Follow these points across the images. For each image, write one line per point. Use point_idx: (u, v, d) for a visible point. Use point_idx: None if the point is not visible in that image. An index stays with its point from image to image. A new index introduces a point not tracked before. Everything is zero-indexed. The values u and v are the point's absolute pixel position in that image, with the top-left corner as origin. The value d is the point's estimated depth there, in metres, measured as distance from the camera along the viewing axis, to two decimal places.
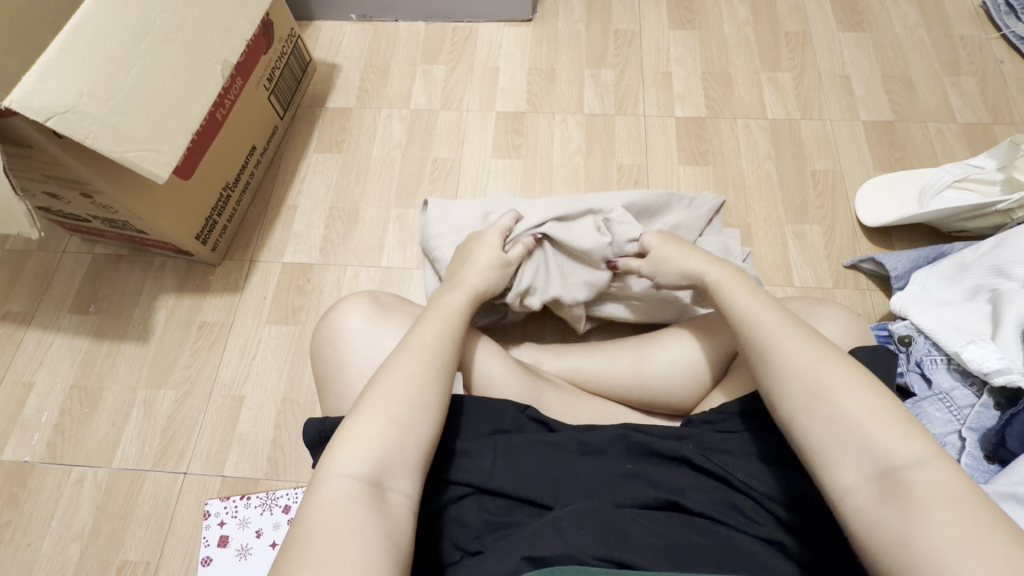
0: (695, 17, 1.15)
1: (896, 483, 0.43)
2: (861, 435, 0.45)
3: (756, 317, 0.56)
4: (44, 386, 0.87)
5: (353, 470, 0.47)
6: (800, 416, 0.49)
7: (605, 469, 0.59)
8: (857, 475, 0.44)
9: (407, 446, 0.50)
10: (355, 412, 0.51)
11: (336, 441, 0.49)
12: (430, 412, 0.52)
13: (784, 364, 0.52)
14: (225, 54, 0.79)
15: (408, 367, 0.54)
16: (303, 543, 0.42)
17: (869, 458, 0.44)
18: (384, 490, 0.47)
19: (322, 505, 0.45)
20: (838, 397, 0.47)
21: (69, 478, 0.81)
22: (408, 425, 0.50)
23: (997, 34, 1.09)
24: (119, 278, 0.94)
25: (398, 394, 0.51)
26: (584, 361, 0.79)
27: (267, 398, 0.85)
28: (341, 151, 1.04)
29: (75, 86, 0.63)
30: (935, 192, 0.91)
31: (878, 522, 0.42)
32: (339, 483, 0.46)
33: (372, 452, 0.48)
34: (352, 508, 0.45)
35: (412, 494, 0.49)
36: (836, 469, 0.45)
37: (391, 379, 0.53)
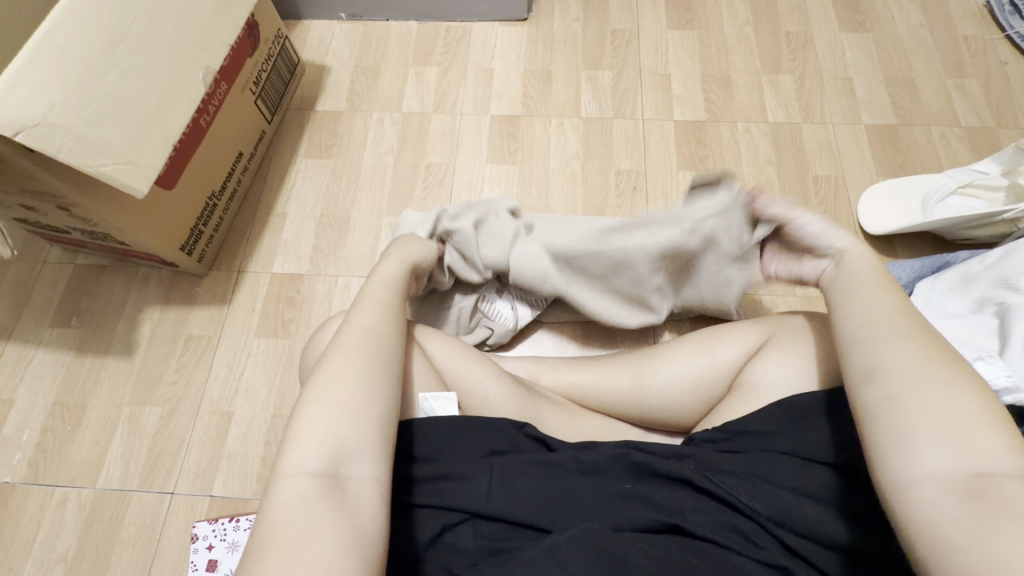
0: (694, 16, 1.12)
1: (981, 486, 0.41)
2: (963, 425, 0.43)
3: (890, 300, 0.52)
4: (25, 403, 0.84)
5: (308, 465, 0.45)
6: (888, 403, 0.46)
7: (605, 488, 0.57)
8: (944, 463, 0.42)
9: (360, 432, 0.47)
10: (301, 409, 0.48)
11: (287, 440, 0.47)
12: (382, 393, 0.50)
13: (893, 345, 0.48)
14: (207, 59, 0.76)
15: (348, 351, 0.52)
16: (262, 550, 0.40)
17: (973, 451, 0.42)
18: (343, 481, 0.45)
19: (280, 509, 0.43)
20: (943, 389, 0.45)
21: (51, 499, 0.78)
22: (359, 410, 0.48)
23: (1002, 34, 1.06)
24: (102, 289, 0.91)
25: (344, 381, 0.49)
26: (582, 376, 0.77)
27: (257, 414, 0.82)
28: (332, 157, 1.01)
29: (46, 97, 0.59)
30: (939, 198, 0.89)
31: (950, 513, 0.40)
32: (295, 482, 0.44)
33: (324, 443, 0.46)
34: (309, 507, 0.42)
35: (375, 479, 0.46)
36: (919, 453, 0.43)
37: (335, 368, 0.50)
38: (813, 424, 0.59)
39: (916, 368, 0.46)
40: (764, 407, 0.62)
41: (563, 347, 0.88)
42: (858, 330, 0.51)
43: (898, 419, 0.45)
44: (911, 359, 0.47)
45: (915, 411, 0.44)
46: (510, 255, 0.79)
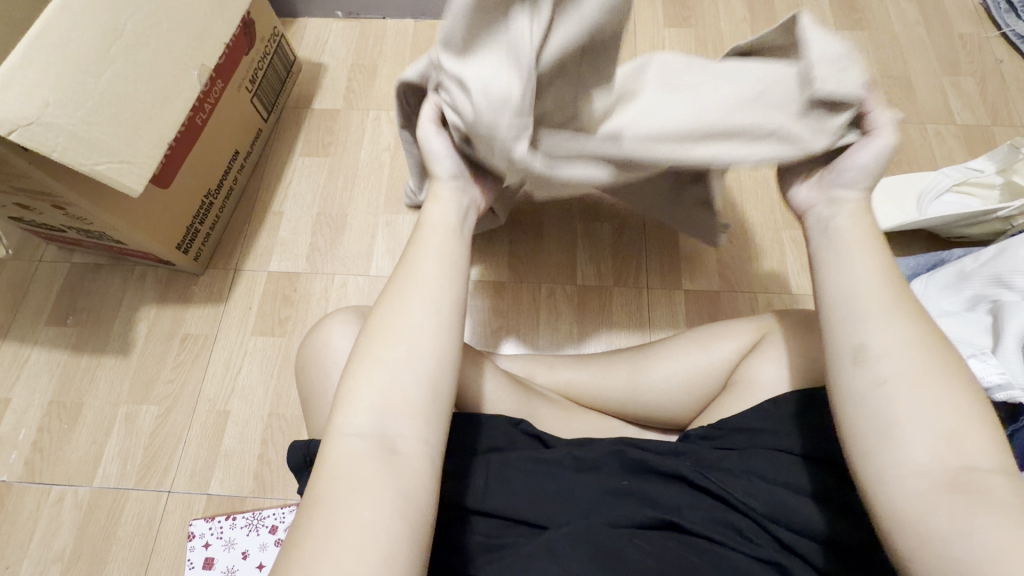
0: (690, 14, 1.12)
1: (965, 482, 0.41)
2: (950, 422, 0.43)
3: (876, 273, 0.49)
4: (21, 402, 0.84)
5: (356, 427, 0.44)
6: (875, 393, 0.45)
7: (599, 485, 0.57)
8: (929, 460, 0.42)
9: (412, 390, 0.45)
10: (353, 365, 0.46)
11: (338, 398, 0.46)
12: (429, 346, 0.47)
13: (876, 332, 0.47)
14: (202, 58, 0.76)
15: (399, 301, 0.48)
16: (311, 516, 0.41)
17: (956, 447, 0.42)
18: (392, 442, 0.43)
19: (329, 469, 0.43)
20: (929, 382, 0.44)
21: (48, 498, 0.78)
22: (404, 370, 0.45)
23: (997, 32, 1.07)
24: (99, 288, 0.91)
25: (396, 338, 0.47)
26: (578, 374, 0.77)
27: (253, 413, 0.82)
28: (328, 155, 1.01)
29: (40, 96, 0.59)
30: (934, 197, 0.89)
31: (933, 509, 0.41)
32: (344, 442, 0.43)
33: (371, 405, 0.44)
34: (356, 470, 0.42)
35: (425, 440, 0.45)
36: (901, 448, 0.43)
37: (385, 322, 0.47)
38: (812, 420, 0.59)
39: (902, 360, 0.45)
40: (757, 405, 0.63)
41: (558, 346, 0.88)
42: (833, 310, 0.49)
43: (884, 410, 0.44)
44: (896, 344, 0.46)
45: (902, 403, 0.44)
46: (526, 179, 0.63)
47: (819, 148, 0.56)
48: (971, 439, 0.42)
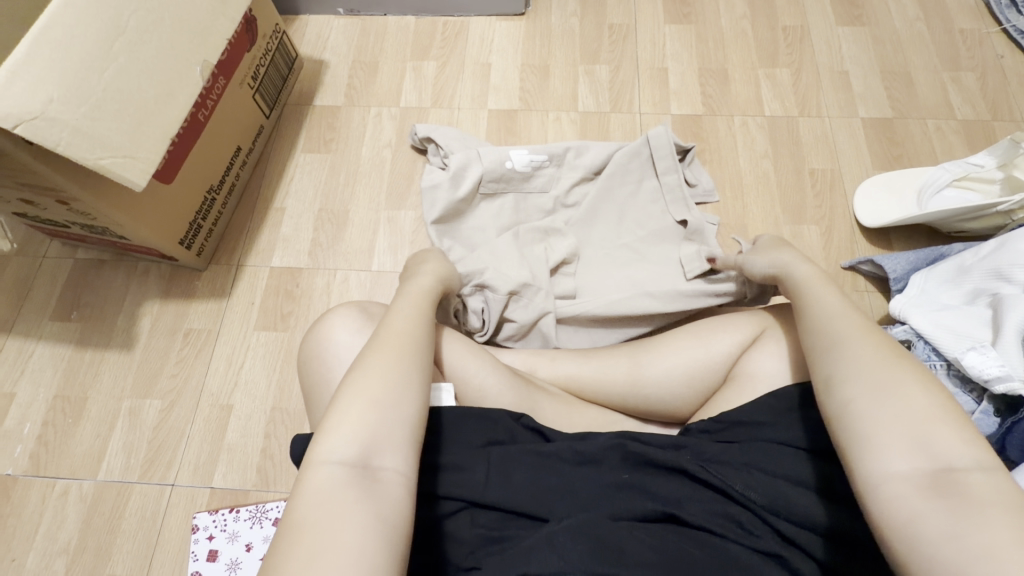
0: (691, 10, 1.12)
1: (950, 481, 0.42)
2: (926, 426, 0.44)
3: (837, 310, 0.55)
4: (25, 397, 0.85)
5: (340, 454, 0.46)
6: (846, 412, 0.47)
7: (599, 479, 0.58)
8: (911, 463, 0.43)
9: (394, 425, 0.48)
10: (337, 399, 0.49)
11: (321, 428, 0.48)
12: (414, 388, 0.51)
13: (852, 356, 0.50)
14: (204, 53, 0.77)
15: (388, 347, 0.53)
16: (295, 534, 0.41)
17: (927, 447, 0.44)
18: (374, 471, 0.45)
19: (311, 494, 0.44)
20: (902, 390, 0.46)
21: (53, 491, 0.79)
22: (391, 405, 0.48)
23: (997, 27, 1.07)
24: (102, 283, 0.92)
25: (381, 374, 0.50)
26: (579, 367, 0.78)
27: (256, 406, 0.83)
28: (330, 151, 1.01)
29: (44, 91, 0.60)
30: (934, 191, 0.89)
31: (922, 510, 0.41)
32: (327, 470, 0.45)
33: (356, 435, 0.46)
34: (339, 494, 0.43)
35: (405, 472, 0.47)
36: (882, 457, 0.44)
37: (369, 362, 0.51)
38: (809, 413, 0.60)
39: (870, 378, 0.48)
40: (758, 399, 0.63)
41: None
42: (815, 343, 0.54)
43: (864, 425, 0.46)
44: (865, 363, 0.49)
45: (876, 415, 0.46)
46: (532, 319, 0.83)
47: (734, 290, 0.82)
48: (946, 435, 0.44)
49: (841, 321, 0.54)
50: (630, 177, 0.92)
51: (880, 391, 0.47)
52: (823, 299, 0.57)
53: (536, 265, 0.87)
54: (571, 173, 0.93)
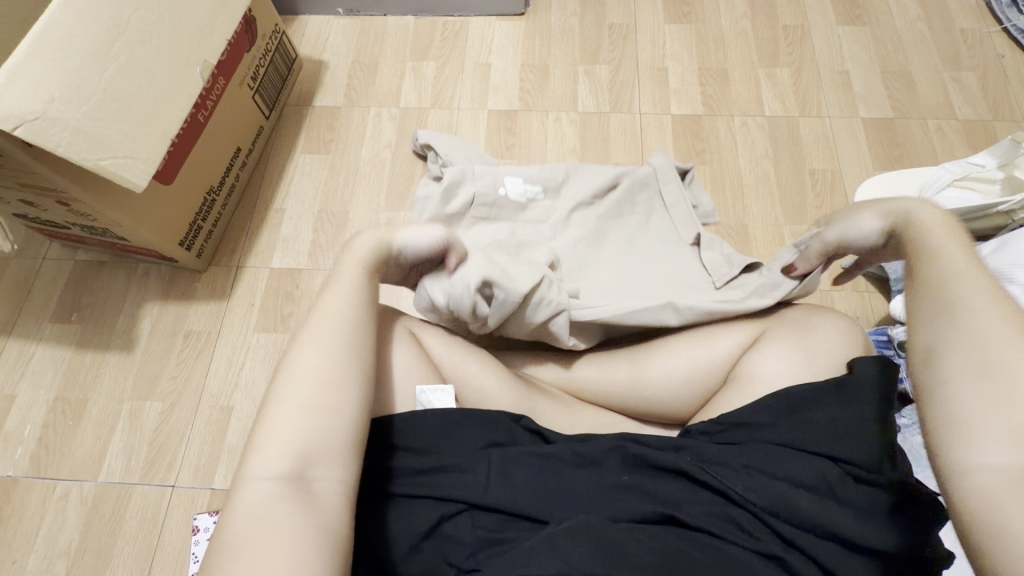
0: (691, 10, 1.12)
1: None
2: None
3: (966, 268, 0.50)
4: (26, 399, 0.85)
5: (271, 470, 0.46)
6: (944, 395, 0.45)
7: (599, 480, 0.58)
8: (1006, 452, 0.42)
9: (325, 432, 0.48)
10: (266, 412, 0.49)
11: (253, 443, 0.48)
12: (347, 391, 0.50)
13: (966, 326, 0.47)
14: (204, 54, 0.76)
15: (318, 348, 0.51)
16: (227, 555, 0.42)
17: None
18: (308, 483, 0.46)
19: (244, 510, 0.44)
20: (1013, 373, 0.43)
21: (54, 493, 0.79)
22: (325, 413, 0.48)
23: (998, 27, 1.07)
24: (102, 285, 0.92)
25: (310, 381, 0.49)
26: (579, 369, 0.78)
27: (257, 408, 0.83)
28: (330, 152, 1.01)
29: (44, 91, 0.60)
30: (935, 191, 0.89)
31: (1006, 500, 0.41)
32: (260, 485, 0.45)
33: (285, 448, 0.46)
34: (271, 509, 0.44)
35: (342, 479, 0.48)
36: (977, 441, 0.43)
37: (297, 370, 0.50)
38: (811, 414, 0.60)
39: (977, 356, 0.45)
40: (758, 401, 0.63)
41: None
42: (927, 305, 0.50)
43: (960, 406, 0.44)
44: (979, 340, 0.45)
45: (977, 398, 0.44)
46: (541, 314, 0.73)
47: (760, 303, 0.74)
48: None
49: (965, 281, 0.49)
50: (638, 208, 0.88)
51: (986, 372, 0.44)
52: (947, 254, 0.51)
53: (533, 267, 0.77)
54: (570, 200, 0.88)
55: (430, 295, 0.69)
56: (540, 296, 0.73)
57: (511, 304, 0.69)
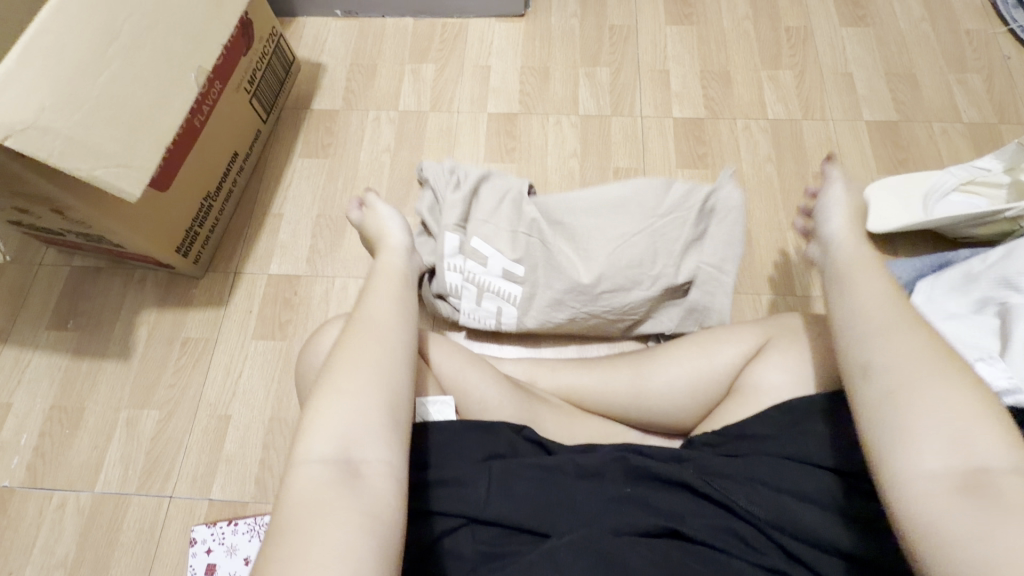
0: (693, 11, 1.11)
1: (983, 483, 0.40)
2: (960, 425, 0.41)
3: (880, 299, 0.50)
4: (22, 407, 0.84)
5: (321, 453, 0.46)
6: (884, 405, 0.44)
7: (602, 492, 0.57)
8: (941, 463, 0.41)
9: (370, 415, 0.48)
10: (314, 399, 0.49)
11: (301, 430, 0.48)
12: (391, 374, 0.51)
13: (884, 346, 0.47)
14: (200, 59, 0.75)
15: (365, 335, 0.53)
16: (277, 537, 0.42)
17: (964, 448, 0.41)
18: (357, 466, 0.46)
19: (296, 495, 0.44)
20: (934, 389, 0.43)
21: (50, 503, 0.78)
22: (368, 396, 0.48)
23: (1004, 27, 1.05)
24: (98, 291, 0.91)
25: (355, 367, 0.50)
26: (580, 378, 0.77)
27: (255, 417, 0.82)
28: (328, 156, 1.00)
29: (36, 99, 0.59)
30: (940, 196, 0.88)
31: (949, 510, 0.39)
32: (310, 470, 0.45)
33: (333, 432, 0.47)
34: (321, 493, 0.44)
35: (390, 462, 0.47)
36: (915, 454, 0.42)
37: (346, 359, 0.51)
38: (817, 424, 0.59)
39: (902, 373, 0.45)
40: (762, 412, 0.62)
41: (561, 350, 0.87)
42: (852, 332, 0.49)
43: (897, 420, 0.43)
44: (909, 354, 0.46)
45: (912, 412, 0.43)
46: (496, 195, 0.89)
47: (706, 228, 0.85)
48: (985, 438, 0.41)
49: (879, 312, 0.49)
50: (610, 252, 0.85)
51: (914, 385, 0.44)
52: (864, 286, 0.52)
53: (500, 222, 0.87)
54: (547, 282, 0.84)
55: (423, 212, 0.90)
56: (486, 188, 0.89)
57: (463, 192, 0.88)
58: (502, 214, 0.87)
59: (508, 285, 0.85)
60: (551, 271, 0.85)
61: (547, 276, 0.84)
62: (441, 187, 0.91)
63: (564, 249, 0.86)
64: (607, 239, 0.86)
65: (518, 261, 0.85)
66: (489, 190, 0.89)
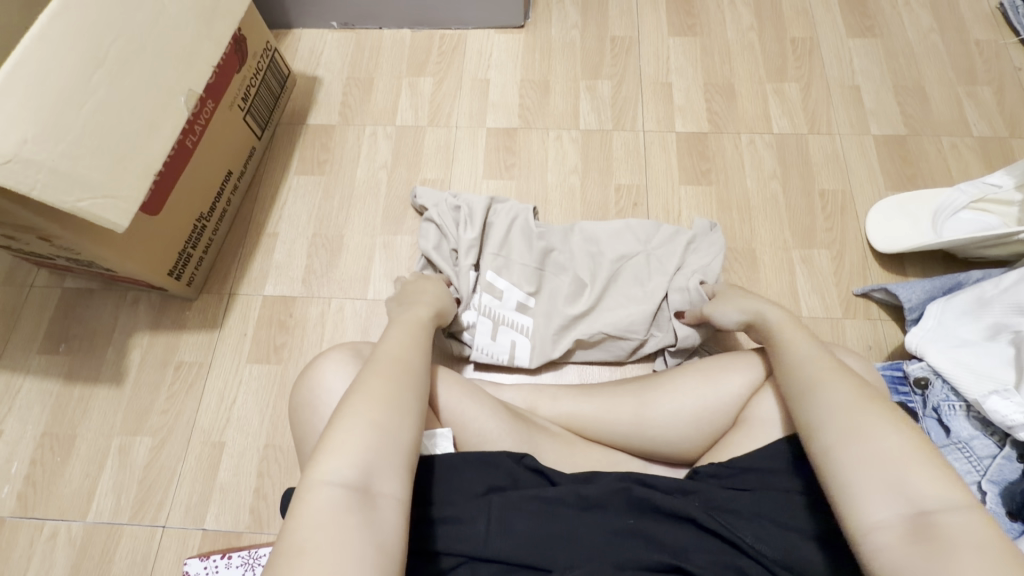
0: (696, 22, 1.09)
1: (928, 525, 0.41)
2: (900, 467, 0.43)
3: (809, 356, 0.54)
4: (12, 435, 0.82)
5: (340, 475, 0.43)
6: (827, 456, 0.46)
7: (605, 526, 0.54)
8: (890, 509, 0.42)
9: (390, 446, 0.46)
10: (337, 418, 0.47)
11: (320, 447, 0.45)
12: (412, 409, 0.50)
13: (821, 398, 0.50)
14: (190, 82, 0.74)
15: (387, 369, 0.52)
16: (292, 559, 0.39)
17: (906, 491, 0.42)
18: (372, 496, 0.44)
19: (311, 516, 0.41)
20: (871, 435, 0.45)
21: (41, 534, 0.77)
22: (388, 429, 0.47)
23: (1015, 38, 1.03)
24: (90, 314, 0.89)
25: (380, 395, 0.49)
26: (581, 406, 0.75)
27: (249, 444, 0.81)
28: (324, 173, 0.98)
29: (18, 131, 0.57)
30: (950, 214, 0.86)
31: (904, 555, 0.40)
32: (327, 491, 0.43)
33: (356, 456, 0.44)
34: (339, 518, 0.41)
35: (402, 495, 0.45)
36: (864, 500, 0.43)
37: (366, 386, 0.49)
38: None
39: (840, 423, 0.47)
40: (769, 445, 0.60)
41: (561, 375, 0.84)
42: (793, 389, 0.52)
43: (842, 468, 0.45)
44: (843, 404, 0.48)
45: (856, 459, 0.45)
46: (505, 222, 0.87)
47: (715, 249, 0.84)
48: (919, 477, 0.42)
49: (808, 368, 0.53)
50: (623, 283, 0.84)
51: (852, 434, 0.46)
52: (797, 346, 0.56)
53: (505, 253, 0.86)
54: (557, 311, 0.83)
55: (426, 246, 0.86)
56: (493, 220, 0.88)
57: (472, 224, 0.86)
58: (515, 242, 0.86)
59: (522, 316, 0.84)
60: (560, 301, 0.84)
61: (559, 303, 0.84)
62: (444, 221, 0.88)
63: (575, 275, 0.85)
64: (615, 268, 0.85)
65: (532, 290, 0.84)
66: (496, 220, 0.88)
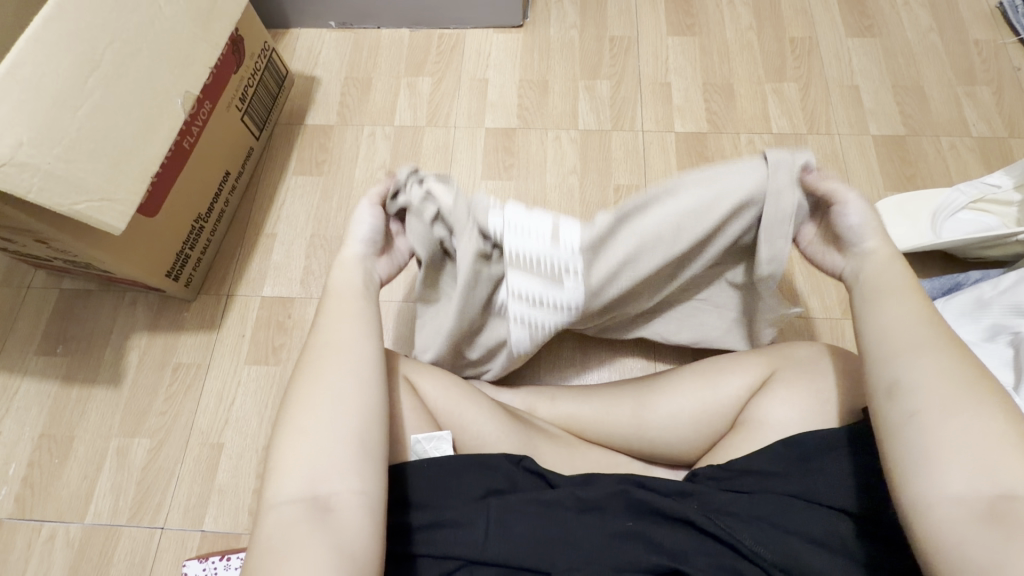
0: (695, 22, 1.08)
1: (1009, 511, 0.39)
2: (991, 451, 0.41)
3: (909, 320, 0.48)
4: (10, 436, 0.82)
5: (288, 494, 0.44)
6: (906, 426, 0.44)
7: (605, 528, 0.54)
8: (969, 489, 0.40)
9: (335, 449, 0.46)
10: (276, 435, 0.47)
11: (268, 471, 0.46)
12: (352, 401, 0.48)
13: (910, 365, 0.46)
14: (186, 84, 0.73)
15: (322, 365, 0.50)
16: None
17: (993, 475, 0.40)
18: (326, 502, 0.44)
19: (267, 538, 0.43)
20: (962, 413, 0.42)
21: (39, 535, 0.77)
22: (330, 434, 0.46)
23: (1014, 38, 1.03)
24: (89, 315, 0.89)
25: (314, 400, 0.48)
26: (581, 407, 0.75)
27: (248, 445, 0.80)
28: (322, 173, 0.98)
29: (13, 134, 0.57)
30: (949, 214, 0.86)
31: (970, 536, 0.39)
32: (279, 512, 0.44)
33: (299, 471, 0.45)
34: (292, 535, 0.42)
35: (358, 490, 0.45)
36: (941, 477, 0.41)
37: (301, 395, 0.48)
38: (829, 465, 0.57)
39: (930, 394, 0.44)
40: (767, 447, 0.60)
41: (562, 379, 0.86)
42: (877, 349, 0.48)
43: (918, 441, 0.43)
44: (940, 374, 0.44)
45: (943, 433, 0.42)
46: None
47: None
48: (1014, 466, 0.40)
49: (904, 333, 0.48)
50: None
51: (939, 408, 0.43)
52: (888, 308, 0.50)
53: None
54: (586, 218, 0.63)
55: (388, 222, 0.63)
56: None
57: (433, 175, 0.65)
58: None
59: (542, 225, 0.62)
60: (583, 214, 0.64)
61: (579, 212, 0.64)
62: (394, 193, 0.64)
63: None
64: None
65: None
66: None
